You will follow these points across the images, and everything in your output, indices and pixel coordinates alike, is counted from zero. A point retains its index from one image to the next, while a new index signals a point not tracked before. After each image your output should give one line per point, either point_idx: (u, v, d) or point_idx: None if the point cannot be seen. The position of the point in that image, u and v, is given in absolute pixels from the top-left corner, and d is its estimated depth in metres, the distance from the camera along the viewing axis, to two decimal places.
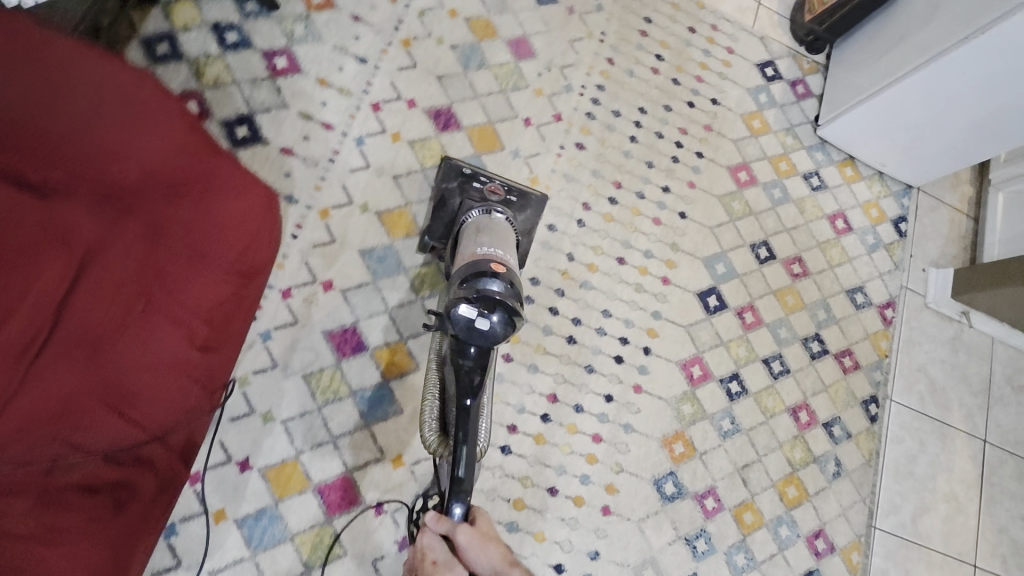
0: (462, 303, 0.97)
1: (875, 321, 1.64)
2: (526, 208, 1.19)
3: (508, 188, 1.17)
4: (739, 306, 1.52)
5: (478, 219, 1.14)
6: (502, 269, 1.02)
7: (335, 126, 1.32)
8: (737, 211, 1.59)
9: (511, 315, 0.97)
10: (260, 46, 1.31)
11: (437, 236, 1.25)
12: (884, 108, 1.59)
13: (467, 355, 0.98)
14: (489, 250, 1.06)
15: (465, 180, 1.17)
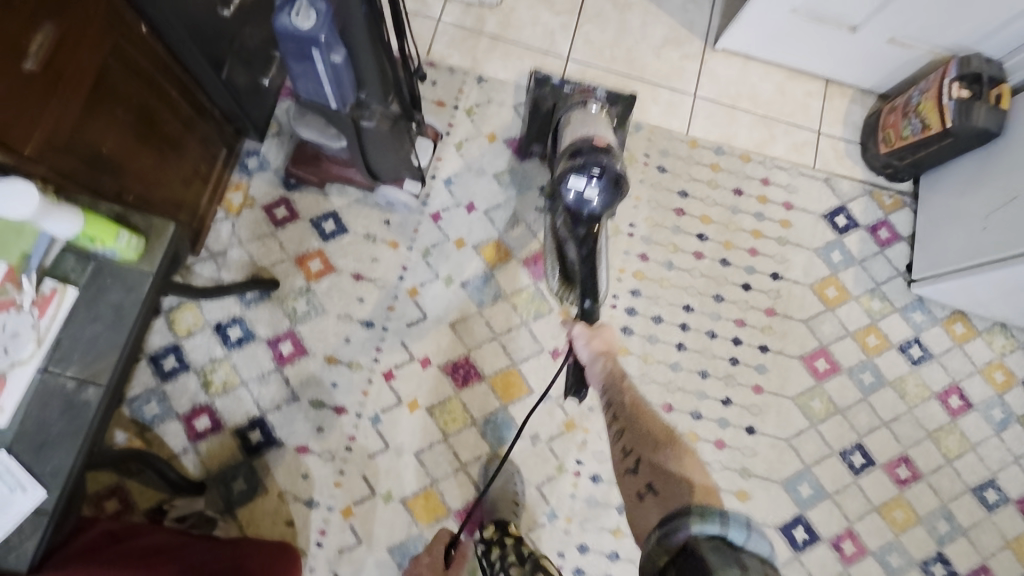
0: (572, 175, 1.02)
1: (1015, 523, 1.33)
2: (614, 118, 1.24)
3: (599, 92, 1.21)
4: (834, 535, 1.29)
5: (571, 113, 1.18)
6: (605, 143, 1.07)
7: (348, 407, 1.24)
8: (818, 411, 1.34)
9: (618, 180, 1.02)
10: (264, 335, 1.25)
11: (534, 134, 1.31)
12: (992, 285, 1.27)
13: (580, 227, 1.02)
14: (591, 131, 1.10)
15: (558, 89, 1.23)
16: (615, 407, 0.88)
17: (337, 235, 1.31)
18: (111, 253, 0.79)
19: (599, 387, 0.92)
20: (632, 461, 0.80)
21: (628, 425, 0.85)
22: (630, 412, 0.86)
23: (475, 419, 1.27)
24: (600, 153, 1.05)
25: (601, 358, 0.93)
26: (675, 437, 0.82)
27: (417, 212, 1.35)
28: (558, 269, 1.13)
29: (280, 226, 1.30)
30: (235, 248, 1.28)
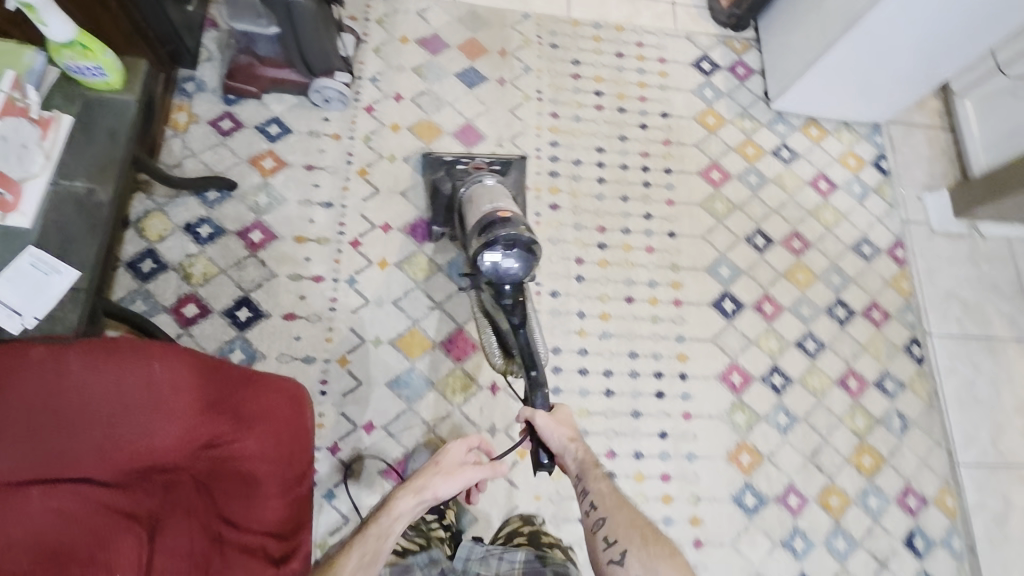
0: (484, 252, 1.03)
1: (889, 266, 1.65)
2: (511, 171, 1.34)
3: (490, 161, 1.33)
4: (755, 301, 1.54)
5: (473, 188, 1.22)
6: (508, 213, 1.08)
7: (325, 275, 1.37)
8: (721, 211, 1.61)
9: (530, 247, 1.04)
10: (233, 228, 1.36)
11: (440, 219, 1.37)
12: (826, 76, 1.60)
13: (507, 297, 1.03)
14: (495, 204, 1.13)
15: (449, 167, 1.33)
16: (593, 496, 0.90)
17: (283, 135, 1.45)
18: (100, 69, 0.97)
19: (570, 473, 0.94)
20: (618, 552, 0.83)
21: (611, 516, 0.87)
22: (608, 501, 0.89)
23: (441, 265, 1.43)
24: (507, 223, 1.05)
25: (569, 442, 0.95)
26: (653, 527, 0.85)
27: (352, 107, 1.51)
28: (498, 343, 1.14)
29: (228, 136, 1.43)
30: (190, 159, 1.39)
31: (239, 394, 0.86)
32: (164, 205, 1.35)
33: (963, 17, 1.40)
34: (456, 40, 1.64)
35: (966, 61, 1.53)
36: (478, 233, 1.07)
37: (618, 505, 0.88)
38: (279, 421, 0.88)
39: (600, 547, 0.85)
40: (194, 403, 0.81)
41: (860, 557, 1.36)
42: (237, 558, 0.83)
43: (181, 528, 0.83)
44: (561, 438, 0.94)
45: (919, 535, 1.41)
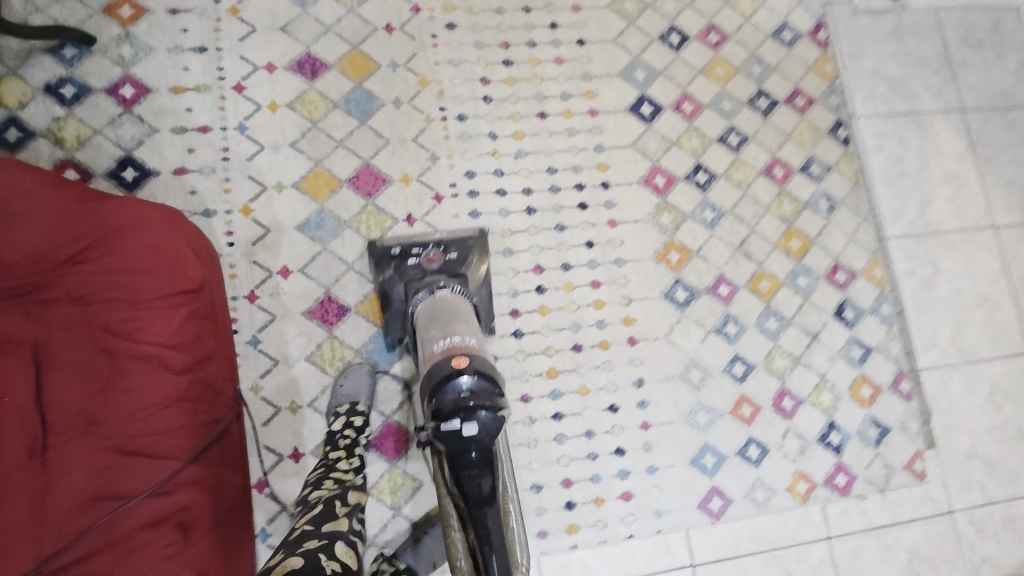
0: (444, 421, 0.89)
1: (812, 50, 1.58)
2: (468, 250, 1.25)
3: (444, 247, 1.25)
4: (674, 101, 1.48)
5: (423, 301, 1.16)
6: (466, 361, 0.94)
7: (211, 125, 1.28)
8: (632, 12, 1.51)
9: (492, 399, 0.91)
10: (100, 85, 1.25)
11: (397, 331, 1.24)
12: None
13: (474, 466, 0.88)
14: (449, 343, 0.99)
15: (399, 261, 1.23)
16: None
17: None
18: None
19: None
20: None
21: None
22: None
23: (336, 101, 1.34)
24: (472, 377, 0.92)
25: None
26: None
27: None
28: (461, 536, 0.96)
29: None
30: (36, 15, 1.25)
31: (98, 209, 0.91)
32: (16, 69, 1.22)
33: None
34: None
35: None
36: (430, 391, 0.93)
37: None
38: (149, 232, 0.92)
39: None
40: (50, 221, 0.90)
41: (791, 333, 1.40)
42: (132, 366, 0.88)
43: (77, 347, 0.89)
44: None
45: (848, 306, 1.44)
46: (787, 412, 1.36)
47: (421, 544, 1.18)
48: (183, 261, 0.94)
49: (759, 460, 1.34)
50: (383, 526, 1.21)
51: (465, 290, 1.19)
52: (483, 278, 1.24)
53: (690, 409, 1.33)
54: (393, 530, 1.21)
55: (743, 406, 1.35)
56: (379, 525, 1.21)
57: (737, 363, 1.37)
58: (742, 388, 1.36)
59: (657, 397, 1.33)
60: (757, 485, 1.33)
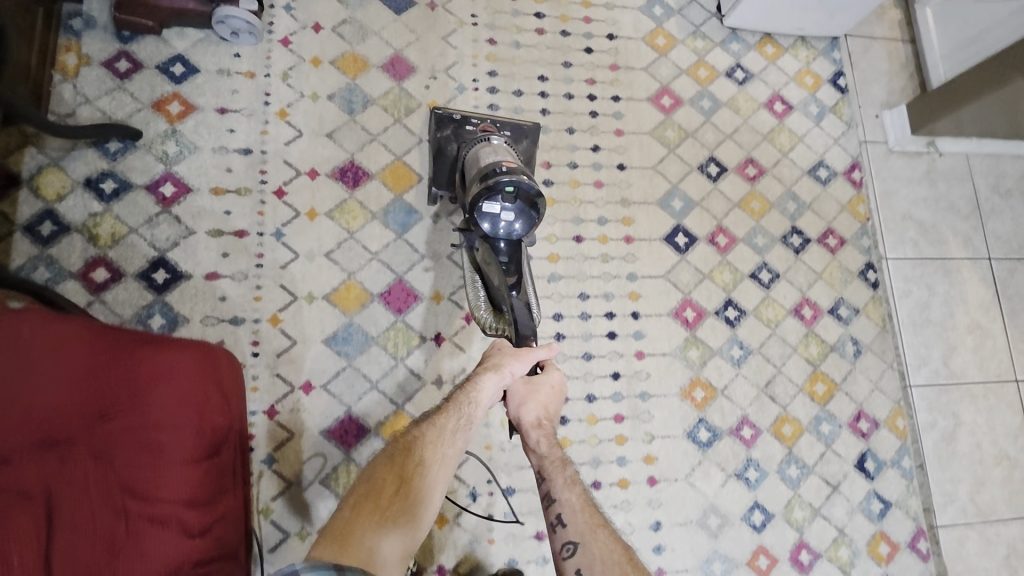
0: (484, 201, 1.08)
1: (846, 190, 1.59)
2: (521, 139, 1.26)
3: (499, 125, 1.24)
4: (709, 234, 1.49)
5: (477, 147, 1.19)
6: (512, 160, 1.10)
7: (248, 229, 1.27)
8: (673, 140, 1.52)
9: (531, 201, 1.08)
10: (141, 182, 1.24)
11: (443, 184, 1.31)
12: None
13: (502, 253, 1.12)
14: (497, 154, 1.13)
15: (458, 125, 1.23)
16: (563, 509, 0.93)
17: (188, 76, 1.31)
18: None
19: (556, 480, 0.97)
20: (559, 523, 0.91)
21: (583, 543, 0.88)
22: (580, 524, 0.91)
23: (375, 212, 1.34)
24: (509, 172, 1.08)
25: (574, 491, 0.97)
26: (631, 561, 0.86)
27: (266, 41, 1.37)
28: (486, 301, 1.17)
29: (126, 79, 1.28)
30: (84, 106, 1.25)
31: (130, 354, 0.87)
32: (59, 160, 1.21)
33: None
34: None
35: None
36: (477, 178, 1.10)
37: (593, 530, 0.90)
38: (184, 378, 0.88)
39: (560, 554, 0.88)
40: (75, 366, 0.83)
41: (812, 483, 1.38)
42: (147, 527, 0.80)
43: (86, 506, 0.78)
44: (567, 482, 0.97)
45: (869, 457, 1.43)
46: (803, 566, 1.33)
47: None
48: (210, 410, 0.91)
49: None
50: None
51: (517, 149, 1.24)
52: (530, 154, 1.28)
53: (706, 558, 1.30)
54: None
55: (759, 557, 1.32)
56: None
57: (757, 512, 1.35)
58: (759, 538, 1.33)
59: (674, 543, 1.30)
60: None
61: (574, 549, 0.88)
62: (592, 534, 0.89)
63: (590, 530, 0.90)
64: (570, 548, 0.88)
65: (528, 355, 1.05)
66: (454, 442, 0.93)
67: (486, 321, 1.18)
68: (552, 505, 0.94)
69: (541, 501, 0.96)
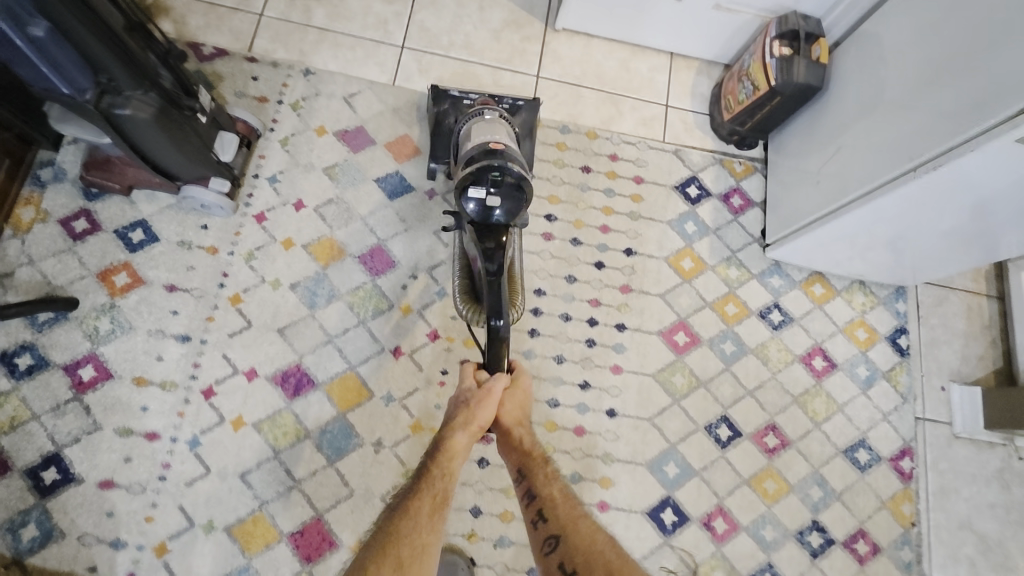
0: (471, 185, 1.01)
1: (889, 481, 1.29)
2: (518, 113, 1.27)
3: (497, 100, 1.25)
4: (705, 514, 1.22)
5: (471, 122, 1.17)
6: (501, 145, 1.06)
7: (161, 432, 1.12)
8: (681, 387, 1.29)
9: (518, 184, 1.02)
10: (61, 360, 1.12)
11: (442, 156, 1.27)
12: (825, 241, 1.28)
13: (484, 240, 1.00)
14: (488, 136, 1.09)
15: (455, 99, 1.26)
16: (542, 505, 0.89)
17: (147, 244, 1.21)
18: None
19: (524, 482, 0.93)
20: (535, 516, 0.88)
21: (563, 535, 0.84)
22: (561, 515, 0.87)
23: (309, 430, 1.16)
24: (494, 156, 1.03)
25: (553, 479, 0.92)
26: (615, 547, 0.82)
27: (240, 214, 1.25)
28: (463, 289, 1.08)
29: (80, 241, 1.19)
30: (26, 267, 1.16)
31: None
32: None
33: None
34: (385, 137, 1.35)
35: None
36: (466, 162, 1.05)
37: (573, 521, 0.86)
38: None
39: (543, 550, 0.84)
40: None
41: None
42: None
43: None
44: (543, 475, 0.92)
45: None
46: None
47: None
48: None
49: None
50: None
51: (512, 119, 1.23)
52: (528, 128, 1.27)
53: None
54: None
55: None
56: None
57: None
58: None
59: None
60: None
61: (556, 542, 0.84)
62: (574, 527, 0.86)
63: (570, 521, 0.86)
64: (552, 543, 0.84)
65: (494, 390, 0.96)
66: (435, 521, 0.81)
67: (463, 313, 1.08)
68: (532, 503, 0.90)
69: (522, 502, 0.91)
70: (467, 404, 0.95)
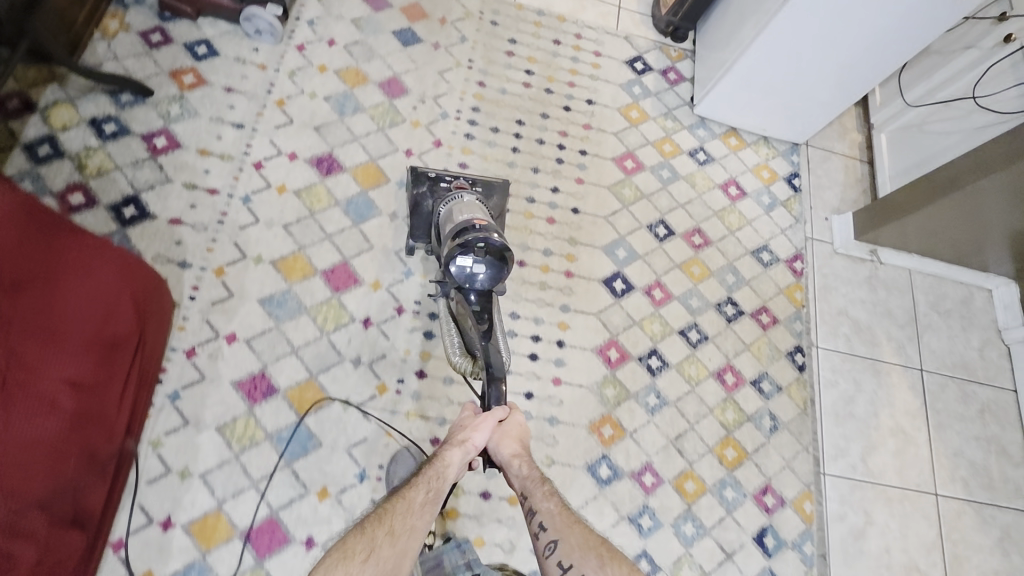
0: (458, 254, 1.05)
1: (785, 275, 1.69)
2: (493, 195, 1.27)
3: (471, 181, 1.25)
4: (646, 285, 1.57)
5: (450, 206, 1.20)
6: (483, 221, 1.09)
7: (220, 189, 1.40)
8: (629, 197, 1.66)
9: (502, 255, 1.06)
10: (139, 131, 1.40)
11: (421, 234, 1.35)
12: (733, 91, 1.71)
13: (473, 303, 1.08)
14: (469, 214, 1.13)
15: (432, 183, 1.25)
16: (542, 516, 0.90)
17: (209, 57, 1.50)
18: None
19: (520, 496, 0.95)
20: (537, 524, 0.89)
21: (563, 538, 0.85)
22: (558, 522, 0.88)
23: (339, 200, 1.46)
24: (479, 230, 1.07)
25: (549, 495, 0.93)
26: (608, 546, 0.83)
27: (284, 44, 1.57)
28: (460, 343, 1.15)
29: (155, 48, 1.48)
30: (111, 61, 1.44)
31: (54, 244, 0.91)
32: (74, 99, 1.38)
33: (864, 31, 1.50)
34: (400, 3, 1.71)
35: (878, 73, 1.60)
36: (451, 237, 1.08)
37: (569, 525, 0.87)
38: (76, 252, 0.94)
39: (543, 554, 0.85)
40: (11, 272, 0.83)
41: (706, 545, 1.36)
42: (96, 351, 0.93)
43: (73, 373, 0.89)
44: (539, 489, 0.94)
45: (770, 534, 1.41)
46: None
47: None
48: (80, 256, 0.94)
49: None
50: None
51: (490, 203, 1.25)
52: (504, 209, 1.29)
53: None
54: None
55: None
56: None
57: (643, 560, 1.32)
58: None
59: None
60: None
61: (555, 547, 0.85)
62: (571, 530, 0.87)
63: (567, 526, 0.87)
64: (552, 546, 0.85)
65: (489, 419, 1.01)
66: (424, 514, 0.85)
67: (461, 366, 1.14)
68: (533, 518, 0.91)
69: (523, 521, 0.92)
70: (462, 429, 1.00)
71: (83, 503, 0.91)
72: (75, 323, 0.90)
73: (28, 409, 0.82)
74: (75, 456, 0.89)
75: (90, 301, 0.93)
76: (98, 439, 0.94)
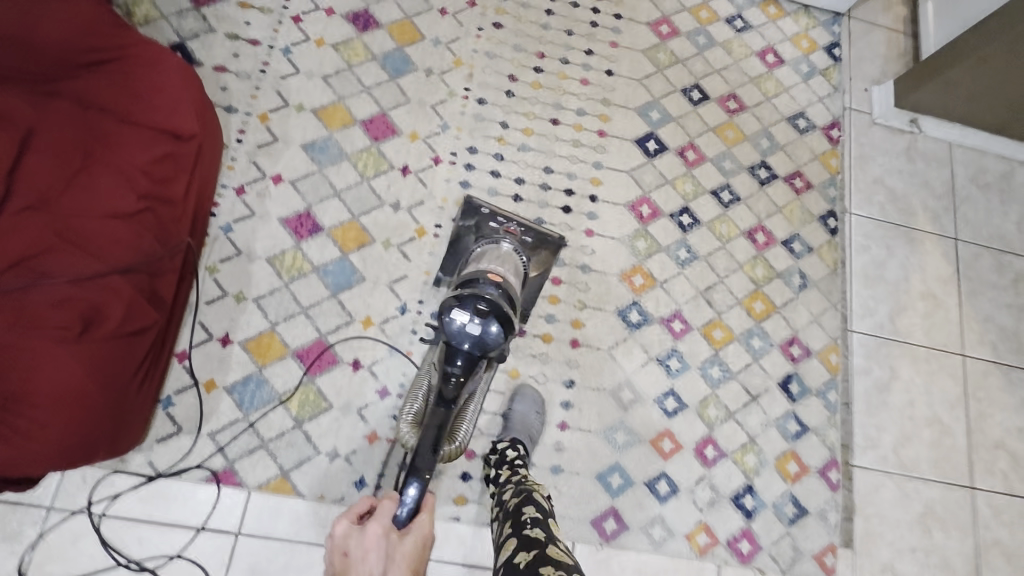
0: (456, 308, 0.88)
1: (820, 142, 1.68)
2: (541, 249, 1.15)
3: (523, 230, 1.14)
4: (679, 146, 1.57)
5: (484, 249, 1.11)
6: (497, 279, 0.98)
7: (262, 41, 1.43)
8: (663, 61, 1.64)
9: (507, 319, 0.89)
10: None
11: (451, 270, 1.26)
12: None
13: (454, 366, 0.87)
14: (492, 266, 1.04)
15: (482, 218, 1.15)
16: None
17: None
18: None
19: None
20: None
21: None
22: None
23: (376, 55, 1.48)
24: (489, 287, 0.94)
25: None
26: None
27: None
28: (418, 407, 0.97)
29: None
30: None
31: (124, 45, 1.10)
32: None
33: None
34: None
35: None
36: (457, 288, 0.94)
37: None
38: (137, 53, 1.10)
39: None
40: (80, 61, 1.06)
41: (732, 388, 1.41)
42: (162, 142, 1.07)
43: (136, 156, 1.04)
44: None
45: (795, 381, 1.45)
46: (706, 460, 1.35)
47: (303, 467, 1.17)
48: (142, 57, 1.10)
49: (666, 497, 1.30)
50: (248, 435, 1.16)
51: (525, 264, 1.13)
52: (546, 264, 1.18)
53: (611, 426, 1.33)
54: (292, 450, 1.17)
55: (664, 440, 1.34)
56: (279, 429, 1.18)
57: (671, 398, 1.37)
58: (668, 422, 1.36)
59: (583, 404, 1.33)
60: (656, 521, 1.29)
61: None
62: None
63: None
64: None
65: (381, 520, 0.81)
66: None
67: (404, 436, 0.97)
68: None
69: None
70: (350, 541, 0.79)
71: (158, 280, 1.04)
72: (142, 111, 1.06)
73: (108, 175, 1.01)
74: (147, 228, 1.03)
75: (155, 94, 1.07)
76: (170, 221, 1.08)
